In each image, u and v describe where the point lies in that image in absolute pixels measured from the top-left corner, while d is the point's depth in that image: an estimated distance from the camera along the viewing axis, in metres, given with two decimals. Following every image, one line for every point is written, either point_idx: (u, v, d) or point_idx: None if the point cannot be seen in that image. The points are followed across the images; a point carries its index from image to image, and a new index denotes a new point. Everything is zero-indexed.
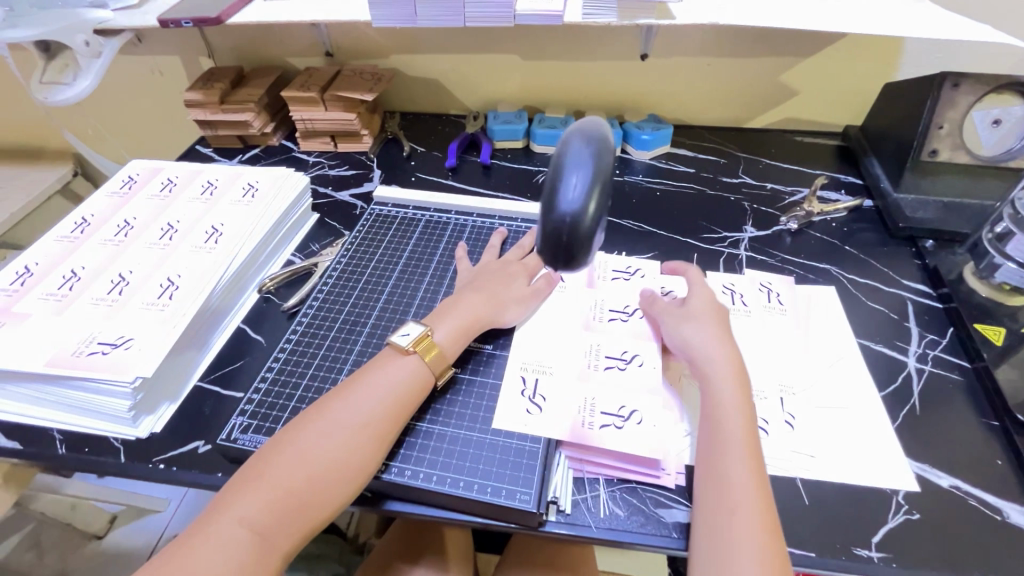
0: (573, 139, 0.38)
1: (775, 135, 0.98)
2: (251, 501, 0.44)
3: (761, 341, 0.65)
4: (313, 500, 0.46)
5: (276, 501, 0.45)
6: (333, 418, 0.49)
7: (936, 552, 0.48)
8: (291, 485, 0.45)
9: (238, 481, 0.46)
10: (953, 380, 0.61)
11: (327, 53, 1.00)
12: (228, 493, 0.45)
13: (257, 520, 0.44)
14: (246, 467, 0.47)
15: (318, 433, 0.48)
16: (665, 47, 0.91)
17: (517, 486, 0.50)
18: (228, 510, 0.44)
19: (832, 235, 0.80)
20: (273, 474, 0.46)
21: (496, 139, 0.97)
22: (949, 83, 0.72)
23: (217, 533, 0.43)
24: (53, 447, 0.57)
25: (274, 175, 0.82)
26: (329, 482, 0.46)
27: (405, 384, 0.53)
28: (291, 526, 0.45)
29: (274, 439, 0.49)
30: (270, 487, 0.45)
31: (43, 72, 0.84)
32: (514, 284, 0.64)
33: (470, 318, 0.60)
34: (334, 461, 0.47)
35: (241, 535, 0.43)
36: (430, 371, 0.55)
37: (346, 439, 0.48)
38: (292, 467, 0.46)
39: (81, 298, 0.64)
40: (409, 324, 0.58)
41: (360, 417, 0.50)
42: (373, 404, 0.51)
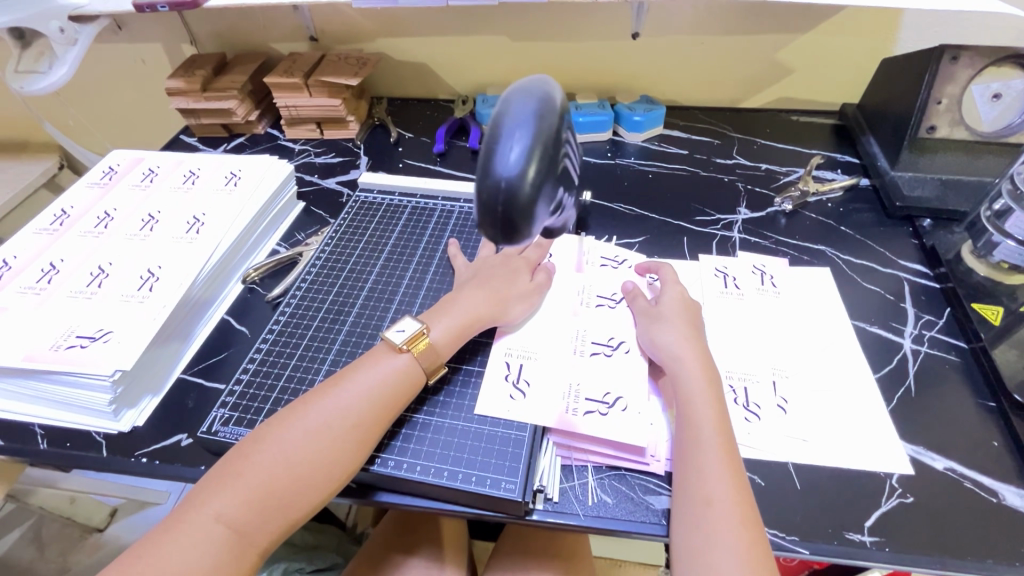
0: (514, 100, 0.36)
1: (771, 115, 0.96)
2: (228, 497, 0.43)
3: (753, 324, 0.63)
4: (291, 497, 0.45)
5: (252, 499, 0.44)
6: (313, 414, 0.48)
7: (929, 535, 0.47)
8: (268, 483, 0.44)
9: (215, 476, 0.45)
10: (949, 361, 0.60)
11: (311, 38, 0.98)
12: (204, 488, 0.44)
13: (232, 516, 0.43)
14: (223, 462, 0.46)
15: (296, 429, 0.47)
16: (657, 26, 0.89)
17: (502, 475, 0.49)
18: (203, 506, 0.43)
19: (828, 216, 0.78)
20: (249, 469, 0.45)
21: (485, 124, 0.95)
22: (949, 56, 0.70)
23: (192, 529, 0.42)
24: (35, 442, 0.56)
25: (257, 163, 0.80)
26: (308, 480, 0.45)
27: (390, 380, 0.51)
28: (268, 524, 0.44)
29: (254, 433, 0.48)
30: (246, 485, 0.44)
31: (19, 61, 0.82)
32: (518, 279, 0.62)
33: (472, 317, 0.57)
34: (314, 459, 0.46)
35: (215, 532, 0.42)
36: (421, 368, 0.53)
37: (326, 435, 0.47)
38: (270, 464, 0.45)
39: (60, 291, 0.62)
40: (406, 320, 0.56)
41: (341, 413, 0.48)
42: (356, 399, 0.49)
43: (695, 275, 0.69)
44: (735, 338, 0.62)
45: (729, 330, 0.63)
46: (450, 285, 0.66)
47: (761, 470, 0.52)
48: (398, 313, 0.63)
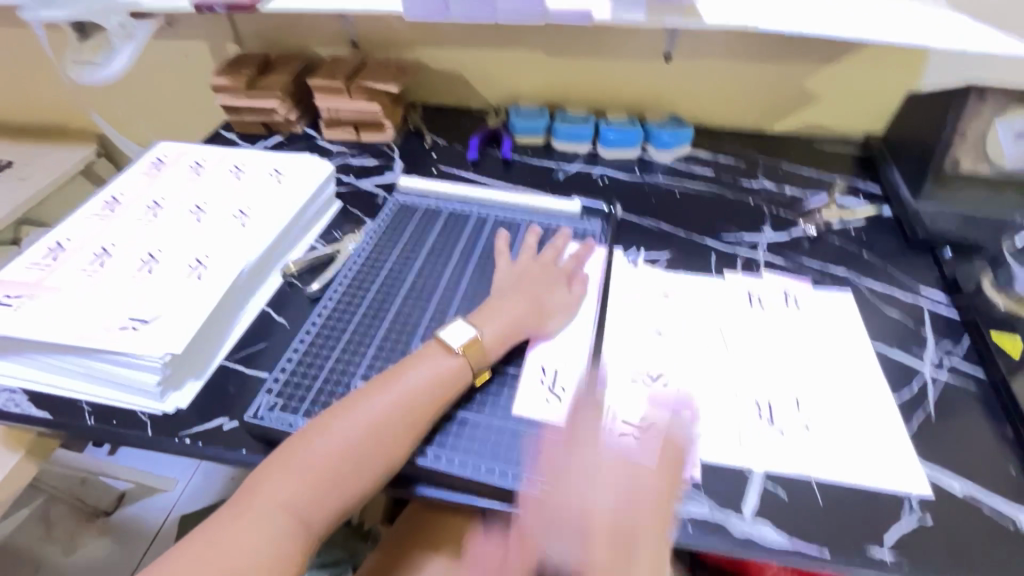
0: None
1: (796, 141, 0.99)
2: (291, 483, 0.46)
3: (778, 344, 0.65)
4: (350, 488, 0.47)
5: (313, 486, 0.46)
6: (368, 408, 0.50)
7: (945, 556, 0.49)
8: (329, 473, 0.47)
9: (276, 463, 0.47)
10: (967, 389, 0.62)
11: (352, 43, 1.01)
12: (266, 475, 0.46)
13: (297, 505, 0.45)
14: (283, 451, 0.48)
15: (354, 422, 0.49)
16: (689, 49, 0.92)
17: (537, 473, 0.51)
18: (267, 491, 0.45)
19: (851, 242, 0.80)
20: (311, 461, 0.47)
21: (518, 135, 0.98)
22: (975, 93, 0.73)
23: (257, 515, 0.44)
24: (82, 418, 0.58)
25: (299, 161, 0.83)
26: (366, 472, 0.48)
27: (438, 378, 0.53)
28: (328, 512, 0.46)
29: (311, 423, 0.50)
30: (308, 472, 0.46)
31: (76, 52, 0.86)
32: (558, 291, 0.65)
33: (515, 321, 0.60)
34: (371, 452, 0.48)
35: (279, 517, 0.44)
36: (472, 369, 0.56)
37: (381, 427, 0.49)
38: (329, 453, 0.47)
39: (112, 274, 0.65)
40: (458, 323, 0.58)
41: (396, 406, 0.51)
42: (409, 396, 0.51)
43: (721, 292, 0.71)
44: (761, 356, 0.64)
45: (754, 348, 0.65)
46: (488, 291, 0.68)
47: (783, 483, 0.53)
48: (437, 314, 0.66)
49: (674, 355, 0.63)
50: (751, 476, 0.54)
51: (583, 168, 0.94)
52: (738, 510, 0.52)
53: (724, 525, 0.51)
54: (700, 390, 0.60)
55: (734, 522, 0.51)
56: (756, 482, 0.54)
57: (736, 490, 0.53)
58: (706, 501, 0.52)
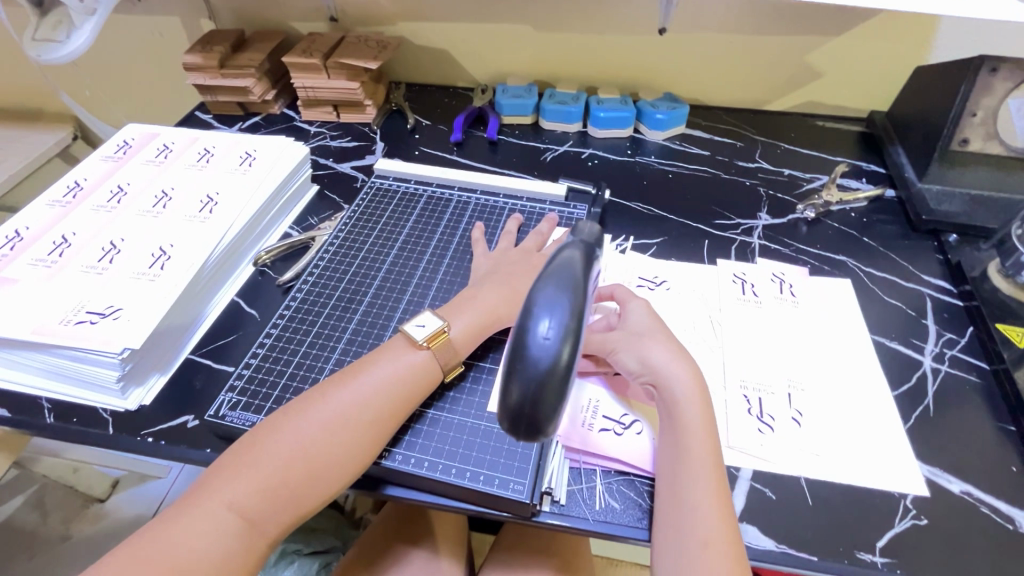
0: (539, 282, 0.36)
1: (797, 119, 0.94)
2: (241, 483, 0.43)
3: (771, 334, 0.62)
4: (305, 489, 0.45)
5: (265, 487, 0.44)
6: (328, 404, 0.48)
7: (942, 560, 0.46)
8: (282, 473, 0.44)
9: (228, 460, 0.45)
10: (969, 381, 0.59)
11: (331, 18, 0.96)
12: (218, 472, 0.44)
13: (246, 506, 0.43)
14: (237, 447, 0.46)
15: (312, 419, 0.47)
16: (685, 22, 0.87)
17: (511, 476, 0.49)
18: (217, 491, 0.43)
19: (851, 226, 0.76)
20: (264, 458, 0.44)
21: (504, 114, 0.93)
22: (988, 67, 0.68)
23: (205, 514, 0.42)
24: (41, 416, 0.56)
25: (272, 143, 0.79)
26: (322, 473, 0.45)
27: (404, 375, 0.50)
28: (279, 514, 0.44)
29: (269, 420, 0.47)
30: (260, 473, 0.44)
31: (36, 28, 0.81)
32: (536, 278, 0.61)
33: (491, 313, 0.57)
34: (328, 452, 0.46)
35: (227, 519, 0.42)
36: (438, 365, 0.53)
37: (341, 426, 0.47)
38: (283, 453, 0.45)
39: (71, 265, 0.62)
40: (425, 314, 0.54)
41: (358, 404, 0.48)
42: (372, 392, 0.49)
43: (712, 280, 0.68)
44: (753, 348, 0.61)
45: (745, 340, 0.61)
46: (464, 281, 0.65)
47: (772, 483, 0.51)
48: (411, 306, 0.62)
49: None
50: (738, 475, 0.51)
51: (572, 149, 0.90)
52: None
53: None
54: None
55: None
56: (743, 481, 0.51)
57: None
58: None
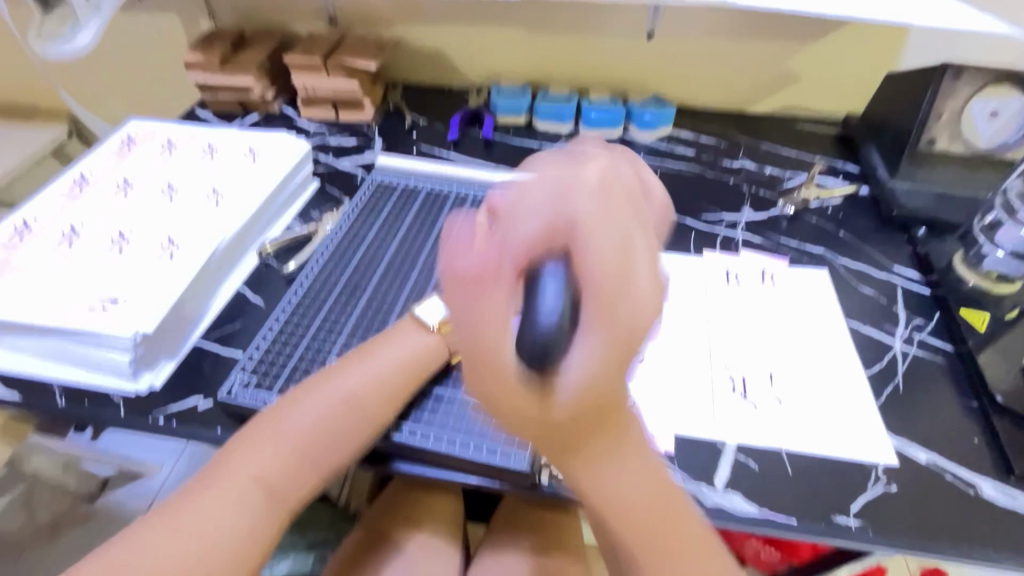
0: None
1: (778, 121, 0.99)
2: (266, 456, 0.46)
3: (754, 320, 0.66)
4: (325, 461, 0.48)
5: (288, 459, 0.47)
6: (343, 383, 0.51)
7: (911, 523, 0.50)
8: (303, 446, 0.47)
9: (249, 435, 0.48)
10: (936, 362, 0.63)
11: (329, 19, 0.99)
12: (239, 447, 0.47)
13: (271, 477, 0.46)
14: (256, 423, 0.48)
15: (329, 396, 0.50)
16: (672, 27, 0.91)
17: (512, 447, 0.52)
18: (241, 463, 0.46)
19: (828, 220, 0.81)
20: (285, 434, 0.47)
21: (499, 114, 0.97)
22: (951, 72, 0.73)
23: (230, 487, 0.45)
24: (53, 399, 0.58)
25: (275, 139, 0.81)
26: (340, 445, 0.49)
27: (415, 356, 0.54)
28: (302, 484, 0.47)
29: (288, 397, 0.50)
30: (283, 445, 0.47)
31: (42, 25, 0.83)
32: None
33: None
34: (346, 426, 0.49)
35: (253, 488, 0.45)
36: (447, 348, 0.56)
37: (358, 403, 0.50)
38: (304, 429, 0.48)
39: (81, 254, 0.64)
40: (433, 300, 0.58)
41: (373, 382, 0.51)
42: (385, 371, 0.52)
43: (699, 270, 0.72)
44: (737, 333, 0.64)
45: (729, 325, 0.65)
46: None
47: (755, 455, 0.54)
48: (414, 292, 0.65)
49: (661, 337, 0.63)
50: (723, 448, 0.55)
51: None
52: (710, 481, 0.52)
53: (697, 497, 0.51)
54: (673, 365, 0.61)
55: (708, 493, 0.52)
56: (729, 453, 0.54)
57: (711, 462, 0.54)
58: (680, 475, 0.53)
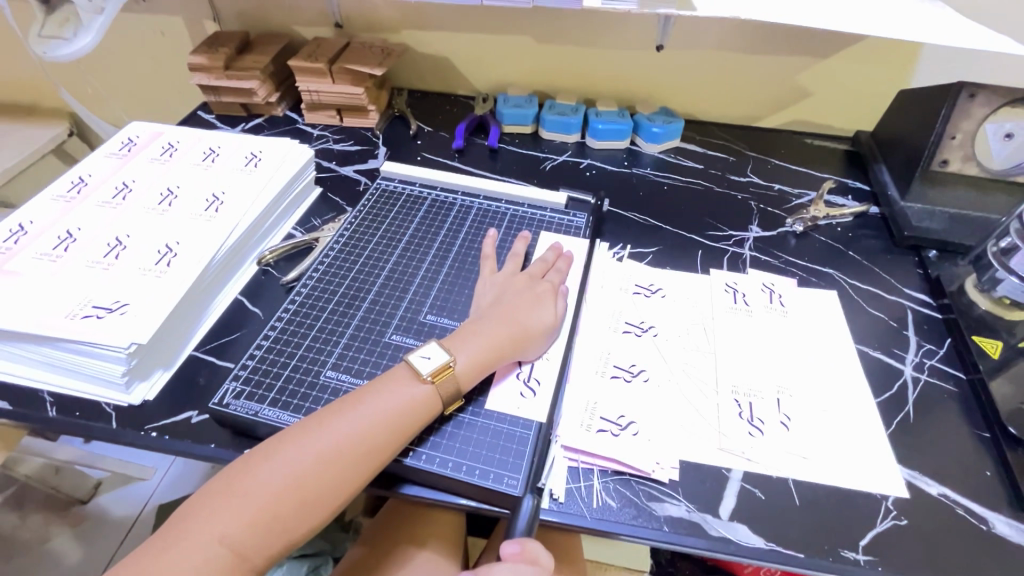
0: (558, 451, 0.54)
1: (787, 136, 0.97)
2: (232, 517, 0.44)
3: (762, 341, 0.65)
4: (297, 521, 0.45)
5: (255, 522, 0.44)
6: (320, 436, 0.47)
7: (921, 559, 0.49)
8: (271, 506, 0.44)
9: (218, 490, 0.45)
10: (947, 390, 0.62)
11: (336, 24, 0.98)
12: (208, 504, 0.44)
13: (235, 538, 0.43)
14: (223, 478, 0.46)
15: (305, 449, 0.47)
16: (681, 40, 0.90)
17: (505, 471, 0.51)
18: (207, 523, 0.43)
19: (837, 240, 0.80)
20: (253, 493, 0.44)
21: (505, 123, 0.96)
22: (966, 93, 0.71)
23: (194, 545, 0.42)
24: (43, 409, 0.56)
25: (278, 145, 0.80)
26: (313, 504, 0.46)
27: (406, 407, 0.50)
28: (267, 547, 0.44)
29: (262, 448, 0.47)
30: (250, 507, 0.44)
31: (43, 25, 0.81)
32: (540, 308, 0.61)
33: (494, 348, 0.56)
34: (319, 484, 0.46)
35: (216, 553, 0.42)
36: (440, 401, 0.52)
37: (334, 461, 0.47)
38: (271, 489, 0.45)
39: (76, 260, 0.63)
40: (432, 346, 0.55)
41: (353, 436, 0.48)
42: (367, 424, 0.49)
43: (705, 289, 0.71)
44: (745, 356, 0.63)
45: (737, 346, 0.64)
46: (465, 309, 0.63)
47: (761, 484, 0.53)
48: (412, 308, 0.63)
49: (668, 359, 0.62)
50: (729, 476, 0.53)
51: (571, 159, 0.92)
52: (715, 511, 0.51)
53: (702, 527, 0.50)
54: (676, 386, 0.60)
55: (712, 523, 0.50)
56: (734, 482, 0.53)
57: (716, 490, 0.52)
58: (685, 503, 0.52)
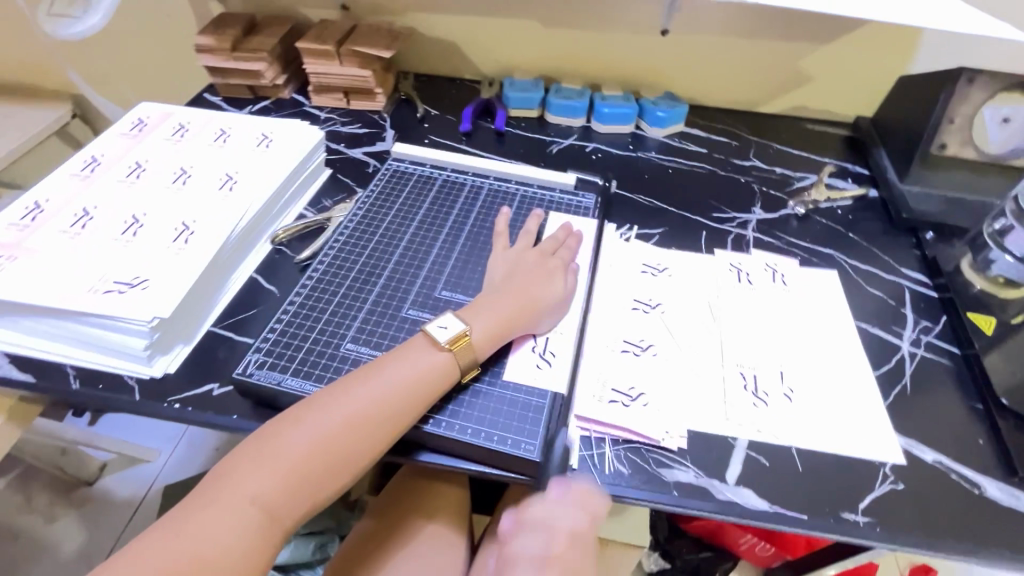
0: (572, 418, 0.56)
1: (789, 121, 0.99)
2: (263, 478, 0.45)
3: (766, 318, 0.67)
4: (325, 482, 0.47)
5: (285, 482, 0.46)
6: (345, 403, 0.49)
7: (917, 520, 0.51)
8: (300, 468, 0.46)
9: (248, 453, 0.47)
10: (942, 364, 0.64)
11: (343, 6, 0.98)
12: (239, 465, 0.46)
13: (267, 497, 0.45)
14: (253, 441, 0.48)
15: (330, 414, 0.49)
16: (687, 24, 0.91)
17: (522, 437, 0.52)
18: (239, 483, 0.45)
19: (837, 222, 0.81)
20: (283, 455, 0.46)
21: (511, 107, 0.96)
22: (965, 77, 0.73)
23: (227, 505, 0.44)
24: (67, 382, 0.57)
25: (288, 126, 0.81)
26: (338, 466, 0.48)
27: (426, 376, 0.52)
28: (296, 505, 0.46)
29: (289, 413, 0.49)
30: (280, 469, 0.46)
31: (51, 4, 0.81)
32: (552, 283, 0.62)
33: (508, 319, 0.58)
34: (345, 448, 0.48)
35: (249, 511, 0.44)
36: (457, 368, 0.54)
37: (359, 426, 0.49)
38: (300, 452, 0.47)
39: (94, 237, 0.63)
40: (449, 316, 0.56)
41: (376, 403, 0.50)
42: (389, 391, 0.50)
43: (711, 269, 0.72)
44: (750, 332, 0.65)
45: (741, 323, 0.66)
46: (479, 285, 0.65)
47: (765, 452, 0.55)
48: (427, 285, 0.65)
49: (675, 334, 0.64)
50: (735, 444, 0.56)
51: (577, 143, 0.93)
52: (722, 477, 0.53)
53: (709, 491, 0.52)
54: (684, 360, 0.62)
55: (719, 488, 0.53)
56: (740, 449, 0.55)
57: (722, 457, 0.55)
58: (692, 469, 0.54)
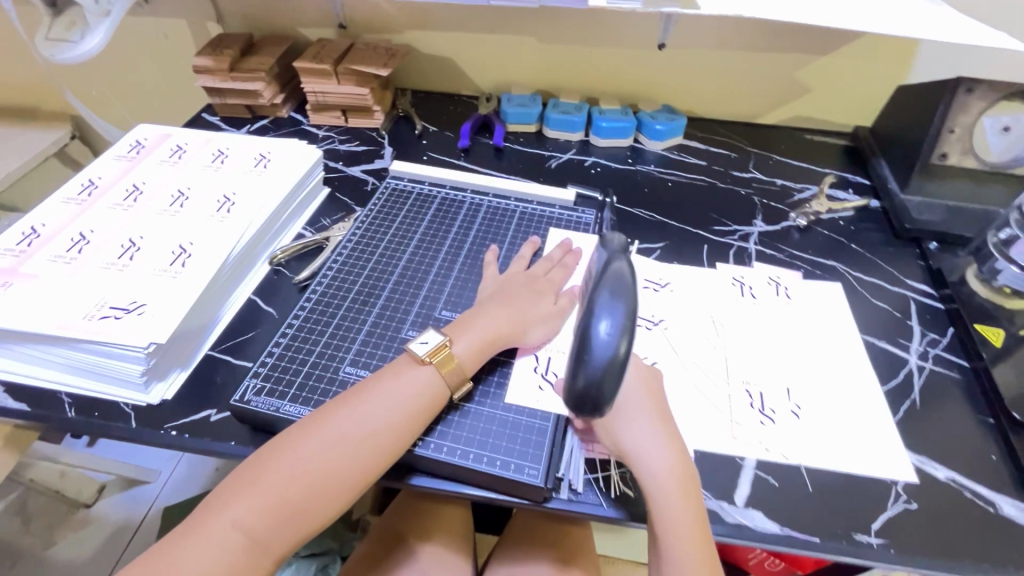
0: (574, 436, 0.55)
1: (787, 132, 0.99)
2: (248, 506, 0.44)
3: (770, 332, 0.66)
4: (313, 509, 0.46)
5: (271, 509, 0.44)
6: (333, 426, 0.48)
7: (932, 541, 0.50)
8: (286, 494, 0.45)
9: (235, 480, 0.46)
10: (951, 377, 0.63)
11: (340, 25, 0.99)
12: (226, 493, 0.45)
13: (251, 525, 0.44)
14: (242, 468, 0.47)
15: (318, 438, 0.47)
16: (683, 38, 0.91)
17: (525, 461, 0.51)
18: (224, 512, 0.44)
19: (840, 233, 0.81)
20: (269, 481, 0.45)
21: (509, 122, 0.97)
22: (964, 87, 0.73)
23: (211, 533, 0.43)
24: (62, 410, 0.57)
25: (286, 146, 0.80)
26: (326, 493, 0.46)
27: (417, 396, 0.51)
28: (283, 534, 0.45)
29: (278, 438, 0.48)
30: (266, 495, 0.45)
31: (50, 28, 0.81)
32: (541, 301, 0.62)
33: (497, 334, 0.57)
34: (333, 474, 0.46)
35: (233, 539, 0.43)
36: (444, 384, 0.53)
37: (348, 450, 0.47)
38: (286, 477, 0.45)
39: (91, 261, 0.63)
40: (429, 332, 0.56)
41: (365, 426, 0.48)
42: (379, 413, 0.49)
43: (713, 283, 0.72)
44: (754, 347, 0.64)
45: (745, 337, 0.65)
46: None
47: (774, 472, 0.54)
48: (426, 305, 0.64)
49: (679, 351, 0.63)
50: (743, 464, 0.54)
51: (575, 157, 0.93)
52: (731, 499, 0.52)
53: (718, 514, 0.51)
54: (689, 378, 0.61)
55: (729, 511, 0.51)
56: (748, 469, 0.54)
57: (730, 478, 0.54)
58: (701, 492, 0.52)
